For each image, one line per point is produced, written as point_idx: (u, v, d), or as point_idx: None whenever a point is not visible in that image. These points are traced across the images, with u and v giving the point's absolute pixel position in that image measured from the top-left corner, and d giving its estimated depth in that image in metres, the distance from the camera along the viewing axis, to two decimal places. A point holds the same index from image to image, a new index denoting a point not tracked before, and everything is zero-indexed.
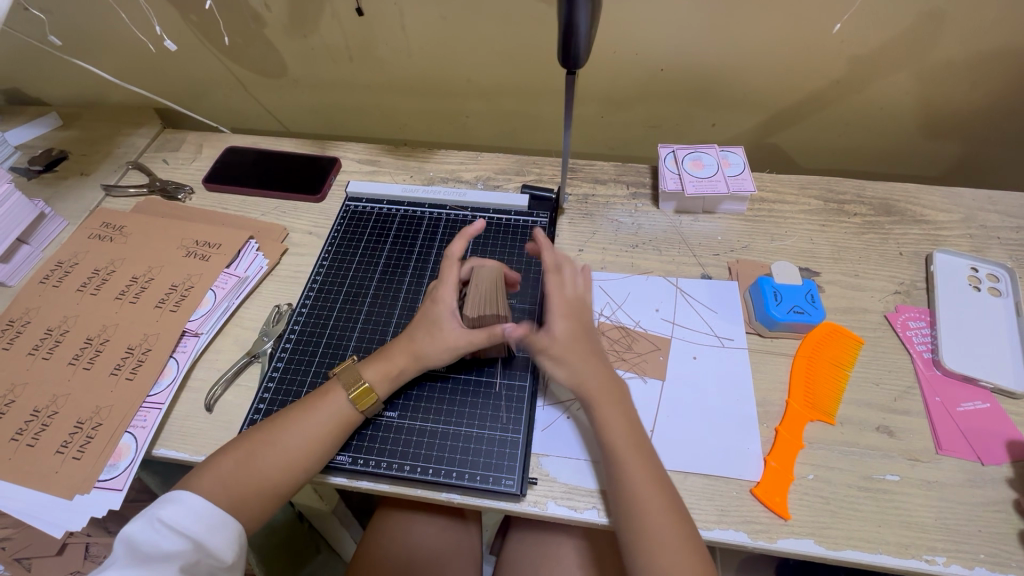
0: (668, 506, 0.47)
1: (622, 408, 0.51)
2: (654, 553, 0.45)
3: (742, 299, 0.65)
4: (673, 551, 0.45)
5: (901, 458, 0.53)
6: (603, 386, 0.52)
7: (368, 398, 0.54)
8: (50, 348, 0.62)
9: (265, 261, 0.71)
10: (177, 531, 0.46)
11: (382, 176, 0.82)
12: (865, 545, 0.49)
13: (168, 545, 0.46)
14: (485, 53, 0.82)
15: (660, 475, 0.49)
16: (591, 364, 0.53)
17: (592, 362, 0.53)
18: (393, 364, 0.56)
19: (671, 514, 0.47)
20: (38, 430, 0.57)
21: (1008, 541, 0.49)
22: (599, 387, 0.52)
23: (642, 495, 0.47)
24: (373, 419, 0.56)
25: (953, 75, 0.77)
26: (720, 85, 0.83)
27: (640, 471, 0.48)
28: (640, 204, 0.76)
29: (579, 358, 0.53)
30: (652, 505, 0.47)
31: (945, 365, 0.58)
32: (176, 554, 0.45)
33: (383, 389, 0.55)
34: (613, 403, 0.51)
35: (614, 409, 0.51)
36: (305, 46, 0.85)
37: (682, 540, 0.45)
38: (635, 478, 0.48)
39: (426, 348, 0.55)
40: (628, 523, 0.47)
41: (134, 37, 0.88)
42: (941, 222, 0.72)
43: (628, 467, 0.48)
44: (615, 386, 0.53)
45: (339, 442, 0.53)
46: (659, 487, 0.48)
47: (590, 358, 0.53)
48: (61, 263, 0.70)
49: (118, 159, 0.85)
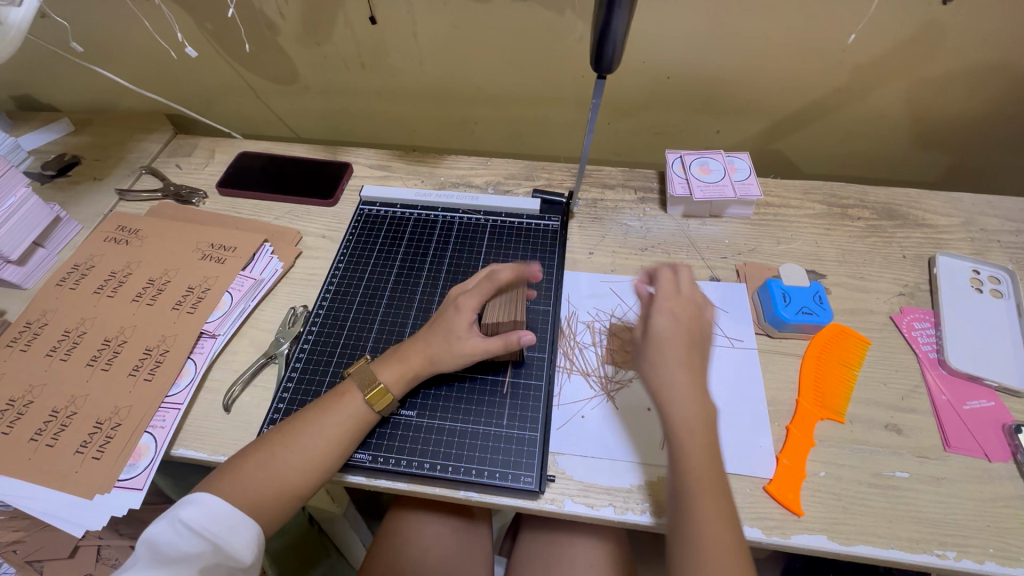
0: (731, 541, 0.45)
1: (706, 437, 0.50)
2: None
3: (750, 300, 0.66)
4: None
5: (909, 455, 0.54)
6: (688, 409, 0.50)
7: (383, 397, 0.55)
8: (67, 349, 0.63)
9: (279, 263, 0.72)
10: (196, 533, 0.47)
11: (394, 180, 0.84)
12: (878, 541, 0.49)
13: (188, 546, 0.46)
14: (495, 61, 0.84)
15: (727, 511, 0.47)
16: (670, 367, 0.52)
17: (673, 368, 0.52)
18: (407, 366, 0.56)
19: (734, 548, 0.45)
20: (57, 430, 0.57)
21: (1015, 535, 0.50)
22: (682, 410, 0.50)
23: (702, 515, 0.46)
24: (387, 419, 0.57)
25: (951, 84, 0.79)
26: (725, 93, 0.85)
27: (713, 502, 0.47)
28: (648, 209, 0.78)
29: (661, 358, 0.53)
30: (715, 541, 0.45)
31: (950, 364, 0.59)
32: (196, 555, 0.46)
33: (398, 390, 0.56)
34: (700, 432, 0.50)
35: (699, 438, 0.49)
36: (318, 53, 0.87)
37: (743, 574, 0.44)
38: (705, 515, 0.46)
39: (440, 354, 0.56)
40: (683, 552, 0.46)
41: (149, 45, 0.90)
42: (942, 226, 0.73)
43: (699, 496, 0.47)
44: (705, 412, 0.50)
45: (358, 441, 0.54)
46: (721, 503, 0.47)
47: (670, 363, 0.52)
48: (77, 265, 0.71)
49: (131, 164, 0.86)
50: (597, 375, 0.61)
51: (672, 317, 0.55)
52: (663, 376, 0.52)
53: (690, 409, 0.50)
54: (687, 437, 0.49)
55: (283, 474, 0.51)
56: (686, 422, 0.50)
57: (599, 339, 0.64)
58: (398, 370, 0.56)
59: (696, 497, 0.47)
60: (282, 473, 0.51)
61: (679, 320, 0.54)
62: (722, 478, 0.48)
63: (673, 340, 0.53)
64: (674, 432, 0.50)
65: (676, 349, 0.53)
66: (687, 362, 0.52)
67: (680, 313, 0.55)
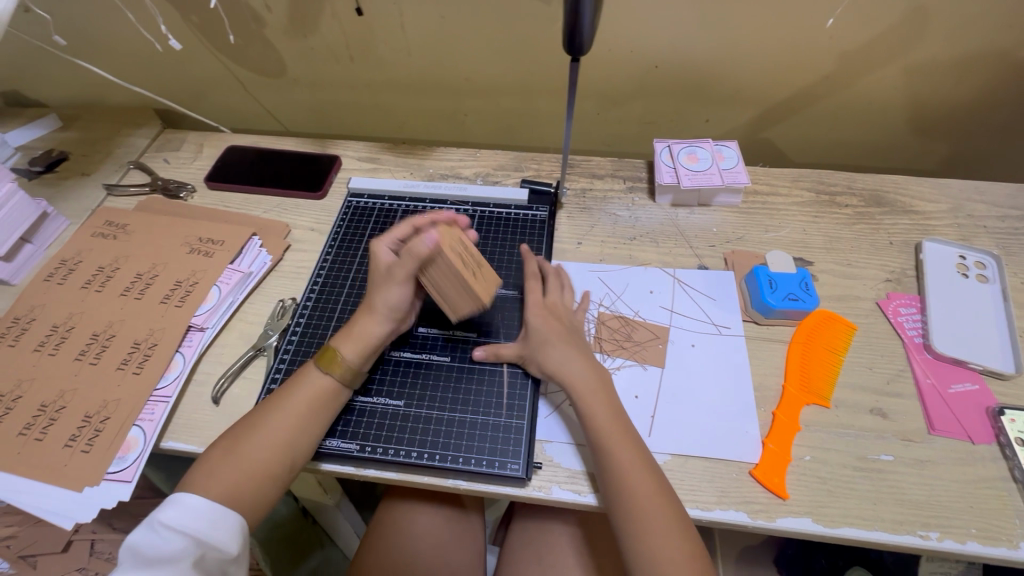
0: (654, 487, 0.49)
1: (607, 398, 0.54)
2: (647, 544, 0.47)
3: (738, 288, 0.67)
4: (661, 528, 0.48)
5: (895, 439, 0.55)
6: (586, 382, 0.54)
7: (332, 356, 0.56)
8: (56, 344, 0.63)
9: (268, 257, 0.72)
10: (178, 531, 0.46)
11: (383, 172, 0.83)
12: (862, 523, 0.50)
13: (171, 546, 0.45)
14: (482, 52, 0.83)
15: (653, 473, 0.50)
16: (558, 346, 0.57)
17: (568, 352, 0.56)
18: (354, 325, 0.58)
19: (663, 496, 0.49)
20: (46, 424, 0.57)
21: (998, 516, 0.50)
22: (581, 378, 0.55)
23: (628, 478, 0.49)
24: (369, 407, 0.58)
25: (939, 69, 0.79)
26: (713, 81, 0.85)
27: (628, 454, 0.51)
28: (637, 198, 0.78)
29: (554, 346, 0.57)
30: (641, 490, 0.49)
31: (936, 349, 0.60)
32: (181, 551, 0.45)
33: (347, 350, 0.56)
34: (598, 396, 0.54)
35: (600, 402, 0.53)
36: (305, 45, 0.86)
37: (669, 519, 0.48)
38: (624, 462, 0.50)
39: (376, 296, 0.58)
40: (619, 508, 0.49)
41: (134, 39, 0.89)
42: (930, 212, 0.74)
43: (614, 455, 0.50)
44: (598, 376, 0.55)
45: (329, 421, 0.55)
46: (643, 467, 0.50)
47: (564, 349, 0.56)
48: (64, 260, 0.71)
49: (119, 159, 0.86)
50: None
51: (546, 315, 0.60)
52: (557, 355, 0.56)
53: (587, 375, 0.55)
54: (591, 401, 0.53)
55: (274, 461, 0.51)
56: (586, 392, 0.54)
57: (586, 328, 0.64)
58: (347, 332, 0.57)
59: (616, 457, 0.50)
60: (272, 460, 0.51)
61: (553, 314, 0.60)
62: (632, 433, 0.53)
63: (555, 331, 0.58)
64: (581, 404, 0.53)
65: (561, 337, 0.58)
66: (574, 346, 0.57)
67: (551, 309, 0.61)
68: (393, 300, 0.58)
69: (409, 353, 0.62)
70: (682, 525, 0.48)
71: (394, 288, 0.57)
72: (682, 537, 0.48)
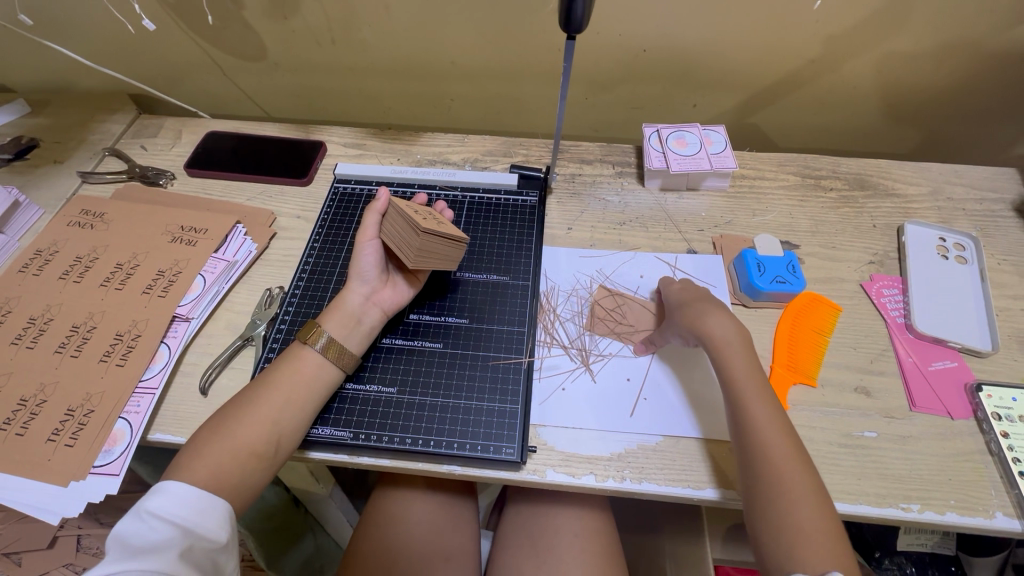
0: (791, 447, 0.48)
1: (745, 356, 0.53)
2: (778, 501, 0.45)
3: (727, 272, 0.67)
4: (800, 499, 0.45)
5: (878, 416, 0.56)
6: (727, 333, 0.54)
7: (312, 329, 0.57)
8: (34, 337, 0.61)
9: (253, 244, 0.70)
10: (165, 521, 0.45)
11: (369, 158, 0.82)
12: (847, 497, 0.51)
13: (159, 535, 0.44)
14: (469, 34, 0.82)
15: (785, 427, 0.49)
16: (701, 308, 0.56)
17: (712, 312, 0.56)
18: (335, 299, 0.60)
19: (793, 453, 0.47)
20: (27, 418, 0.56)
21: (974, 487, 0.52)
22: (722, 332, 0.54)
23: (763, 427, 0.49)
24: (348, 396, 0.57)
25: (920, 55, 0.80)
26: (700, 67, 0.85)
27: (765, 409, 0.50)
28: (626, 183, 0.78)
29: (692, 311, 0.56)
30: (774, 439, 0.48)
31: (917, 328, 0.61)
32: (167, 542, 0.44)
33: (327, 325, 0.57)
34: (739, 349, 0.53)
35: (740, 356, 0.53)
36: (286, 28, 0.84)
37: (809, 486, 0.46)
38: (760, 416, 0.49)
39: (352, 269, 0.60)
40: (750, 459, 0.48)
41: (105, 19, 0.85)
42: (911, 196, 0.75)
43: (751, 404, 0.50)
44: (739, 333, 0.54)
45: (322, 403, 0.55)
46: (779, 423, 0.49)
47: (707, 311, 0.56)
48: (40, 251, 0.69)
49: (94, 146, 0.83)
50: (575, 348, 0.62)
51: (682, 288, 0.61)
52: (697, 312, 0.56)
53: (730, 331, 0.54)
54: (727, 350, 0.53)
55: (278, 446, 0.51)
56: (726, 343, 0.53)
57: (579, 310, 0.65)
58: (330, 305, 0.59)
59: (751, 406, 0.50)
60: (275, 445, 0.51)
61: (692, 288, 0.60)
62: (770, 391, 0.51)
63: (693, 298, 0.58)
64: (717, 352, 0.53)
65: (701, 302, 0.57)
66: (715, 309, 0.56)
67: (693, 286, 0.61)
68: (363, 261, 0.60)
69: (401, 340, 0.61)
70: (818, 498, 0.45)
71: (363, 249, 0.60)
72: (812, 490, 0.46)
